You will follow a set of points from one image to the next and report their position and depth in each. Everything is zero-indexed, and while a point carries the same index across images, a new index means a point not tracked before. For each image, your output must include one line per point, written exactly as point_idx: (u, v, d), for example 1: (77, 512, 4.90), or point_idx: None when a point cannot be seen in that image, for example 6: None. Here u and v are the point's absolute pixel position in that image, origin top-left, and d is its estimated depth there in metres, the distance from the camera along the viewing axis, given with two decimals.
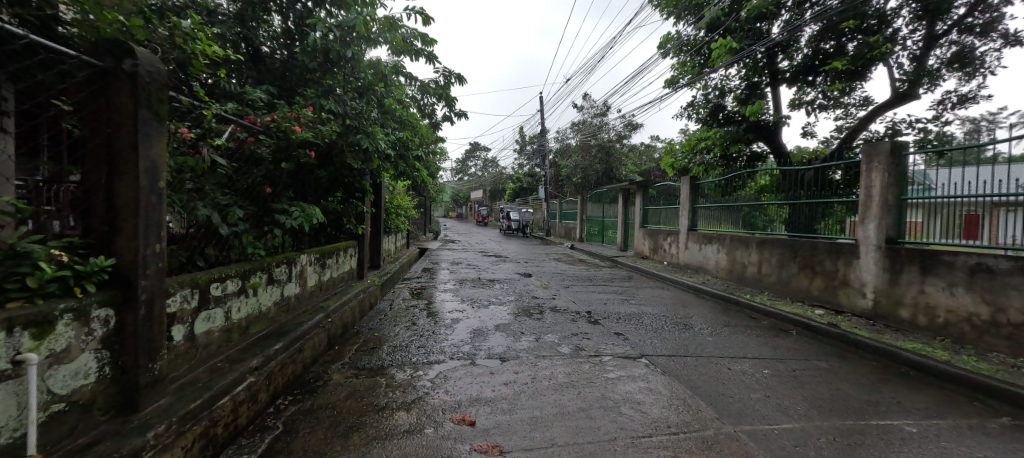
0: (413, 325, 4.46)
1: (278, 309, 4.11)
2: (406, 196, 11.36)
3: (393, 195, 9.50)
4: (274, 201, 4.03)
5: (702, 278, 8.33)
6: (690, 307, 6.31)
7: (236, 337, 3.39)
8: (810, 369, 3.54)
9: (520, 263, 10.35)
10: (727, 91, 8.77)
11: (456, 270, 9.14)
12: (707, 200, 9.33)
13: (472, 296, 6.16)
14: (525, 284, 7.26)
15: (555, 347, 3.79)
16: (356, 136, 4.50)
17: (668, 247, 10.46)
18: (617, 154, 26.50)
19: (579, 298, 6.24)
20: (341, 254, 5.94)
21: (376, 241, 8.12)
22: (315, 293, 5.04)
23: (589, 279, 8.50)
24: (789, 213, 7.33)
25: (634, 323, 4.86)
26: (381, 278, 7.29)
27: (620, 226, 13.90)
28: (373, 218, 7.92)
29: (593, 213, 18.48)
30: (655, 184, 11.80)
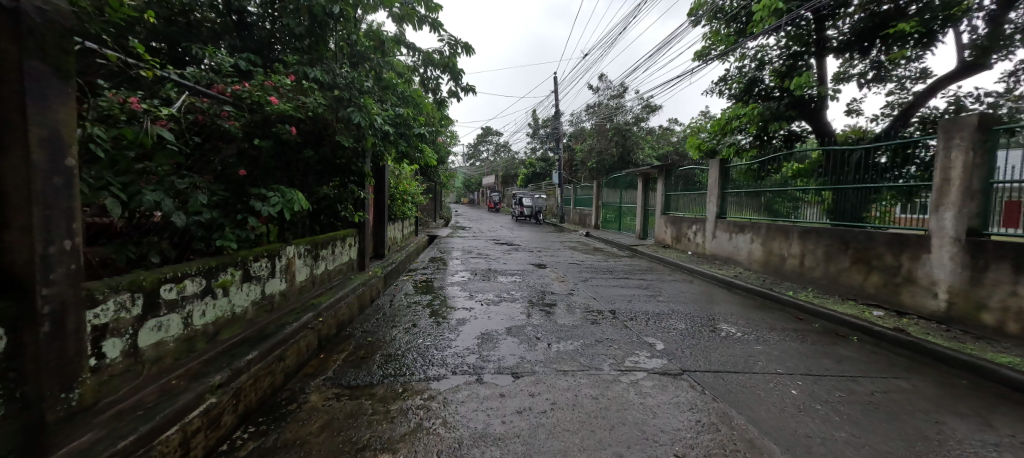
0: (414, 327, 3.91)
1: (260, 309, 3.60)
2: (414, 181, 10.80)
3: (398, 180, 8.94)
4: (251, 185, 3.47)
5: (733, 271, 7.64)
6: (724, 304, 5.64)
7: (201, 346, 2.87)
8: (892, 393, 2.89)
9: (533, 252, 9.74)
10: (766, 63, 7.95)
11: (466, 260, 8.57)
12: (738, 184, 8.55)
13: (483, 290, 5.61)
14: (540, 277, 6.67)
15: (577, 358, 3.19)
16: (347, 111, 3.89)
17: (692, 235, 9.74)
18: (634, 137, 25.52)
19: (600, 293, 5.61)
20: (337, 243, 5.41)
21: (379, 229, 7.59)
22: (307, 289, 4.52)
23: (609, 270, 7.85)
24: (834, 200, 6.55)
25: (665, 326, 4.23)
26: (384, 269, 6.76)
27: (639, 213, 13.16)
28: (375, 204, 7.37)
29: (609, 199, 17.72)
30: (678, 168, 11.02)
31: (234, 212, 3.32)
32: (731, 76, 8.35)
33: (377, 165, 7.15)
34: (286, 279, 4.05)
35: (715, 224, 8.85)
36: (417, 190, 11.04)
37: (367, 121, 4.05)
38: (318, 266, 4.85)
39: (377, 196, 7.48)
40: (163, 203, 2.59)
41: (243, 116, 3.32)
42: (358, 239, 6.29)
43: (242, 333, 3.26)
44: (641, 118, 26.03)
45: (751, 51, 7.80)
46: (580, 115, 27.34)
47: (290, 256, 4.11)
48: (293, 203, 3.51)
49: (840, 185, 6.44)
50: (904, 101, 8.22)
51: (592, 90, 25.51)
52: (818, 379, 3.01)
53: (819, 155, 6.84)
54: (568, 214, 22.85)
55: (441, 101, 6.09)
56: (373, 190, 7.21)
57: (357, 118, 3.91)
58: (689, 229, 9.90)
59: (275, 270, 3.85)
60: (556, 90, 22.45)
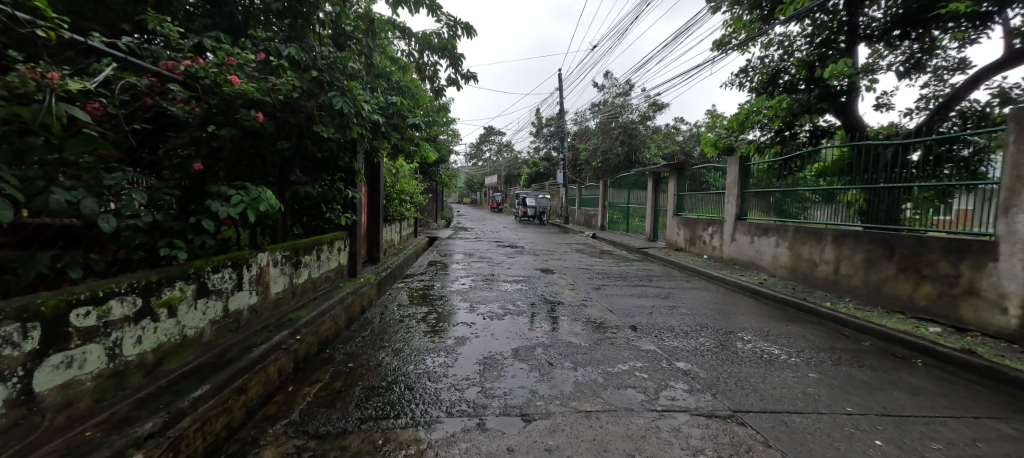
0: (404, 349, 3.34)
1: (222, 328, 3.05)
2: (413, 179, 10.25)
3: (395, 178, 8.38)
4: (210, 182, 2.92)
5: (757, 277, 7.04)
6: (755, 315, 5.04)
7: (136, 381, 2.32)
8: (996, 442, 2.32)
9: (539, 255, 9.14)
10: (792, 52, 7.36)
11: (467, 264, 7.99)
12: (760, 184, 7.95)
13: (485, 300, 5.02)
14: (547, 283, 6.08)
15: (600, 392, 2.62)
16: (328, 96, 3.35)
17: (708, 238, 9.13)
18: (640, 136, 24.90)
19: (615, 304, 5.02)
20: (323, 249, 4.84)
21: (373, 231, 7.02)
22: (285, 302, 3.96)
23: (622, 275, 7.24)
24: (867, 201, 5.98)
25: (696, 346, 3.64)
26: (378, 275, 6.18)
27: (649, 213, 12.57)
28: (369, 204, 6.82)
29: (616, 199, 17.12)
30: (693, 166, 10.40)
31: (187, 214, 2.76)
32: (752, 67, 7.78)
33: (370, 161, 6.57)
34: (258, 291, 3.49)
35: (734, 227, 8.24)
36: (417, 189, 10.44)
37: (350, 109, 3.49)
38: (300, 275, 4.28)
39: (370, 196, 6.91)
40: (81, 203, 2.04)
41: (199, 99, 2.77)
42: (348, 242, 5.73)
43: (195, 360, 2.70)
44: (647, 117, 25.40)
45: (777, 38, 7.22)
46: (585, 113, 26.73)
47: (262, 265, 3.55)
48: (259, 203, 2.95)
49: (875, 185, 5.83)
50: (941, 95, 7.59)
51: (597, 87, 24.93)
52: (901, 424, 2.43)
53: (849, 151, 6.23)
54: (573, 215, 22.22)
55: (440, 91, 5.52)
56: (365, 189, 6.64)
57: (339, 103, 3.35)
58: (704, 231, 9.29)
59: (243, 282, 3.29)
60: (560, 87, 21.86)
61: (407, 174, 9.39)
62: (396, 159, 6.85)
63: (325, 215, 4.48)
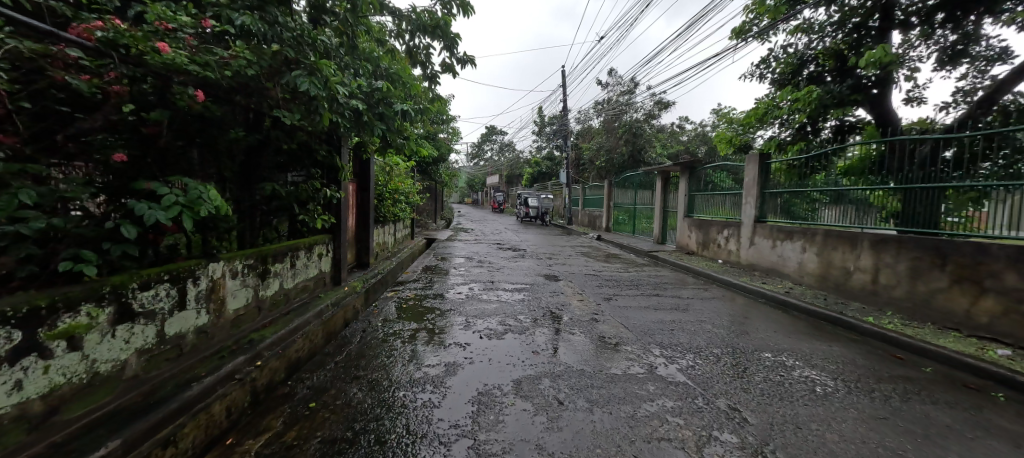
0: (383, 381, 2.76)
1: (156, 357, 2.48)
2: (408, 178, 9.65)
3: (388, 177, 7.79)
4: (139, 178, 2.35)
5: (782, 285, 6.43)
6: (789, 330, 4.43)
7: (13, 440, 1.78)
8: None
9: (543, 260, 8.54)
10: (819, 40, 6.74)
11: (466, 269, 7.42)
12: (782, 183, 7.32)
13: (482, 313, 4.43)
14: (551, 292, 5.49)
15: (626, 450, 2.03)
16: (294, 74, 2.78)
17: (723, 242, 8.51)
18: (645, 135, 24.28)
19: (629, 318, 4.42)
20: (299, 255, 4.26)
21: (363, 233, 6.43)
22: (248, 320, 3.39)
23: (633, 282, 6.64)
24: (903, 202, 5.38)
25: (733, 374, 3.03)
26: (365, 283, 5.60)
27: (658, 215, 11.95)
28: (356, 204, 6.23)
29: (622, 200, 16.48)
30: (706, 165, 9.79)
31: (105, 218, 2.20)
32: (774, 57, 7.19)
33: (356, 155, 5.98)
34: (210, 309, 2.92)
35: (752, 230, 7.63)
36: (413, 188, 9.86)
37: (318, 90, 2.90)
38: (268, 288, 3.70)
39: (358, 194, 6.34)
40: None
41: (123, 74, 2.23)
42: (332, 246, 5.15)
43: (111, 403, 2.14)
44: (652, 115, 24.78)
45: (803, 23, 6.64)
46: (588, 112, 26.10)
47: (216, 278, 2.98)
48: (199, 207, 2.34)
49: (916, 184, 5.21)
50: (981, 88, 6.96)
51: (602, 85, 24.29)
52: None
53: (881, 148, 5.65)
54: (576, 216, 21.61)
55: (433, 78, 4.92)
56: (352, 187, 6.06)
57: (303, 83, 2.76)
58: (719, 234, 8.68)
59: (189, 301, 2.72)
60: (563, 85, 21.27)
61: (401, 172, 8.81)
62: (387, 155, 6.26)
63: (297, 218, 3.88)
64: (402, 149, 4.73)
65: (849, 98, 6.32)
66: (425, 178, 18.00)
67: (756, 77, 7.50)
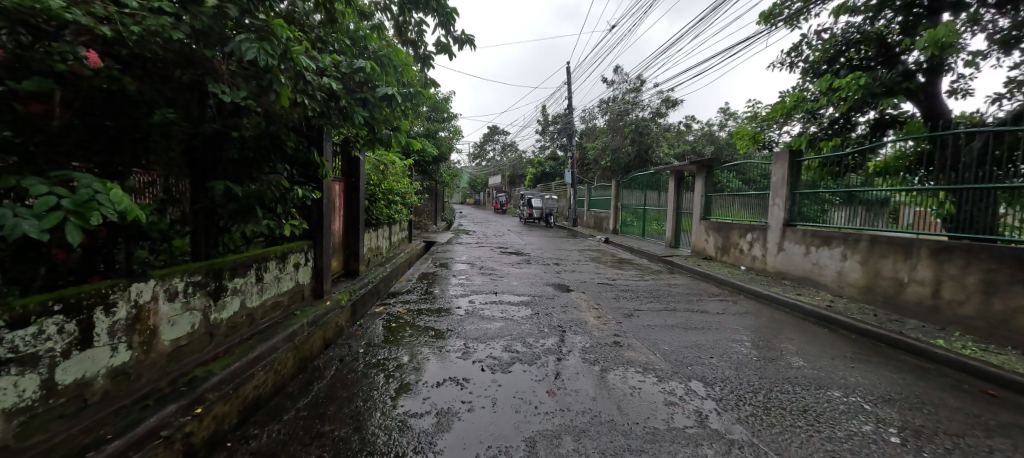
0: (354, 441, 2.10)
1: (39, 416, 1.85)
2: (405, 177, 8.99)
3: (381, 175, 7.13)
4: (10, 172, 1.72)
5: (820, 297, 5.75)
6: (846, 353, 3.76)
7: None
8: None
9: (549, 266, 7.85)
10: (859, 24, 6.04)
11: (466, 275, 6.74)
12: (814, 183, 6.62)
13: (484, 335, 3.75)
14: (563, 306, 4.80)
15: None
16: (237, 37, 2.14)
17: (746, 248, 7.82)
18: (652, 134, 23.59)
19: (657, 340, 3.74)
20: (268, 266, 3.61)
21: (352, 237, 5.77)
22: (194, 350, 2.75)
23: (652, 292, 5.95)
24: (959, 204, 4.70)
25: (807, 427, 2.36)
26: (352, 295, 4.95)
27: (670, 216, 11.24)
28: (344, 205, 5.57)
29: (630, 200, 15.78)
30: (724, 165, 9.11)
31: None
32: (808, 44, 6.53)
33: (342, 147, 5.33)
34: (134, 343, 2.28)
35: (781, 235, 6.95)
36: (411, 189, 9.22)
37: (271, 61, 2.23)
38: (226, 309, 3.05)
39: (346, 193, 5.68)
40: None
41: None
42: (313, 254, 4.48)
43: None
44: (659, 114, 24.08)
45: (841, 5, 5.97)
46: (593, 111, 25.43)
47: (144, 302, 2.34)
48: (90, 215, 1.71)
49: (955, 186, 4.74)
50: None
51: (608, 83, 23.60)
52: None
53: (925, 144, 5.11)
54: (582, 217, 20.95)
55: (427, 60, 4.26)
56: (339, 184, 5.41)
57: (249, 49, 2.08)
58: (740, 239, 8.00)
59: (100, 334, 2.09)
60: (567, 82, 20.62)
61: (396, 170, 8.18)
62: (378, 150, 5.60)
63: (261, 223, 3.23)
64: (391, 145, 4.07)
65: (900, 86, 5.53)
66: (424, 178, 17.37)
67: (785, 66, 6.82)
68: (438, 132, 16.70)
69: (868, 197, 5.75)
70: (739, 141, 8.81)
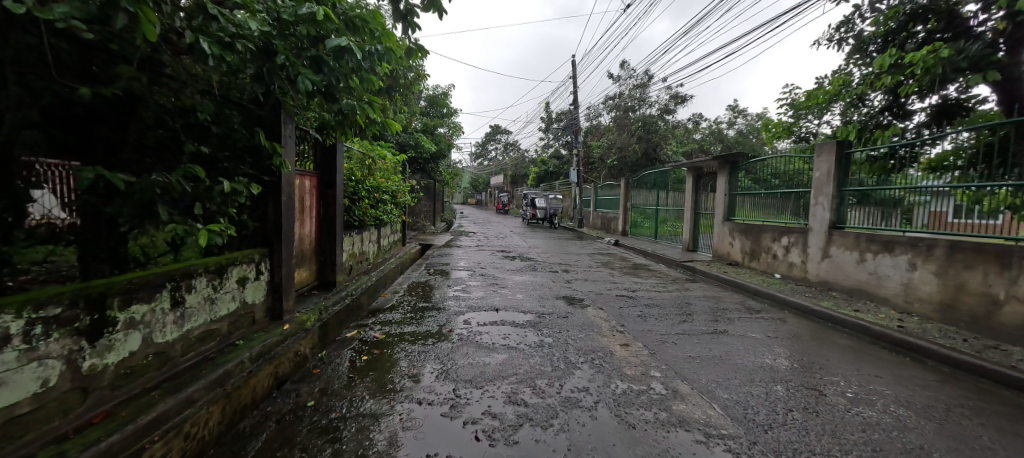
0: None
1: None
2: (396, 174, 8.09)
3: (365, 171, 6.23)
4: None
5: (885, 315, 4.82)
6: (957, 400, 2.84)
7: None
8: None
9: (557, 274, 6.88)
10: None
11: (462, 285, 5.79)
12: (868, 180, 5.67)
13: (480, 376, 2.82)
14: (579, 331, 3.86)
15: None
16: None
17: (781, 254, 6.89)
18: (660, 131, 22.70)
19: (710, 383, 2.81)
20: (195, 285, 2.72)
21: (326, 241, 4.87)
22: (46, 419, 1.86)
23: (682, 307, 5.03)
24: None
25: None
26: (320, 315, 4.03)
27: (686, 216, 10.30)
28: (314, 204, 4.66)
29: (640, 200, 14.84)
30: (751, 161, 8.16)
31: None
32: (860, 17, 5.58)
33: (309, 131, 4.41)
34: None
35: (826, 239, 6.02)
36: (403, 186, 8.31)
37: None
38: (113, 351, 2.17)
39: (319, 188, 4.77)
40: None
41: None
42: (268, 265, 3.58)
43: None
44: (667, 111, 23.13)
45: None
46: (598, 108, 24.56)
47: None
48: None
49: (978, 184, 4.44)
50: None
51: (613, 78, 22.69)
52: None
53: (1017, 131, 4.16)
54: (587, 218, 20.04)
55: (411, 17, 3.34)
56: (309, 177, 4.50)
57: None
58: (774, 243, 7.06)
59: None
60: (572, 77, 19.82)
61: (385, 165, 7.28)
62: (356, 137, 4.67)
63: (167, 226, 2.27)
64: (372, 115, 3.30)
65: (989, 60, 4.48)
66: (422, 176, 16.58)
67: (832, 44, 5.90)
68: (437, 128, 15.93)
69: (882, 196, 5.44)
70: (768, 133, 7.89)
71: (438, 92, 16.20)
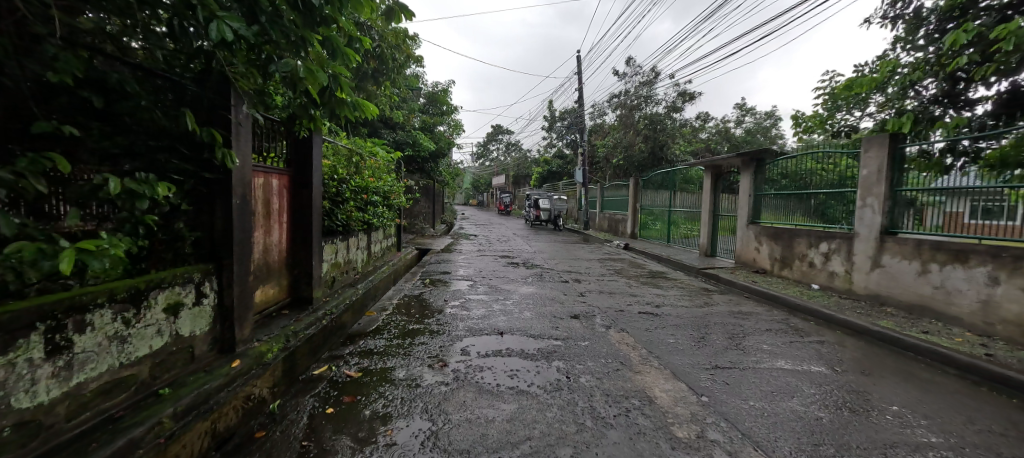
0: None
1: None
2: (389, 173, 7.35)
3: (351, 169, 5.49)
4: None
5: (961, 338, 4.06)
6: None
7: None
8: None
9: (569, 284, 6.10)
10: None
11: (461, 299, 5.03)
12: (931, 178, 4.90)
13: (482, 444, 2.07)
14: (604, 364, 3.10)
15: None
16: None
17: (819, 262, 6.13)
18: (668, 130, 21.90)
19: (796, 453, 2.06)
20: (91, 321, 1.99)
21: (302, 250, 4.14)
22: None
23: (720, 327, 4.25)
24: None
25: None
26: (286, 344, 3.29)
27: (704, 219, 9.52)
28: (285, 207, 3.92)
29: (650, 201, 14.05)
30: (780, 158, 7.40)
31: None
32: None
33: (275, 119, 3.68)
34: None
35: (878, 246, 5.26)
36: (397, 186, 7.57)
37: None
38: None
39: (291, 188, 4.05)
40: None
41: None
42: (215, 285, 2.85)
43: None
44: (675, 108, 22.35)
45: None
46: (602, 106, 23.83)
47: None
48: None
49: (997, 182, 4.33)
50: None
51: (619, 75, 21.93)
52: None
53: None
54: (593, 219, 19.28)
55: None
56: (277, 175, 3.78)
57: None
58: (811, 249, 6.31)
59: None
60: (576, 73, 19.11)
61: (375, 163, 6.54)
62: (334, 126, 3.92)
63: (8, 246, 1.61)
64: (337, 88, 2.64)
65: None
66: (421, 176, 15.91)
67: (886, 21, 5.15)
68: (436, 126, 15.27)
69: (897, 197, 5.19)
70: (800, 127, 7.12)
71: (438, 88, 15.54)
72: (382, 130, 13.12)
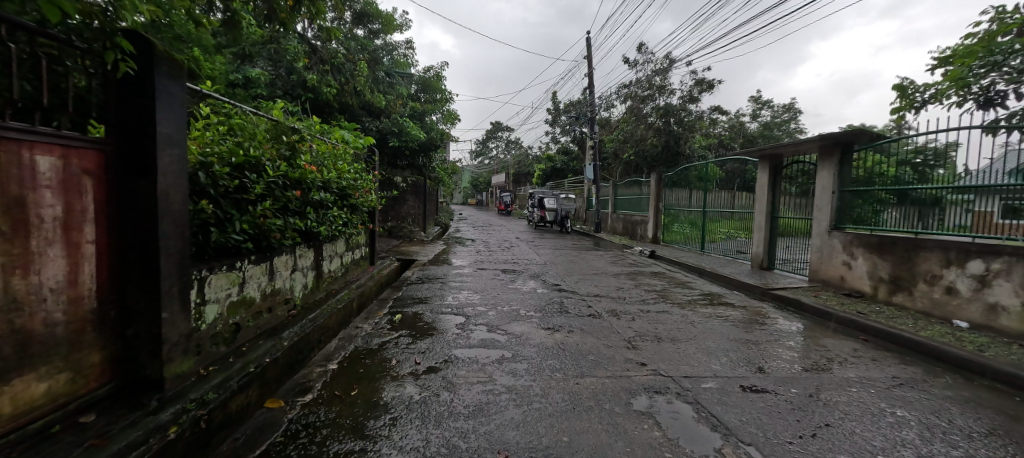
0: None
1: None
2: (353, 163, 5.40)
3: (273, 151, 3.56)
4: None
5: None
6: None
7: None
8: None
9: (605, 322, 4.14)
10: None
11: (442, 360, 3.06)
12: None
13: None
14: None
15: None
16: None
17: (968, 290, 4.21)
18: (684, 123, 19.84)
19: None
20: None
21: (141, 291, 2.23)
22: None
23: (910, 428, 2.33)
24: None
25: None
26: None
27: (758, 223, 7.57)
28: (81, 211, 1.99)
29: (675, 201, 12.07)
30: (879, 141, 5.48)
31: None
32: None
33: (31, 31, 1.75)
34: None
35: None
36: (367, 182, 5.66)
37: None
38: None
39: (109, 176, 2.13)
40: None
41: None
42: None
43: None
44: (691, 98, 20.30)
45: None
46: (611, 97, 21.84)
47: None
48: None
49: None
50: None
51: (630, 62, 19.95)
52: None
53: None
54: (605, 220, 17.30)
55: None
56: (52, 149, 1.86)
57: None
58: (949, 270, 4.39)
59: None
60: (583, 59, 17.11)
61: (327, 148, 4.62)
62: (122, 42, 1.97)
63: None
64: None
65: None
66: (411, 172, 14.07)
67: None
68: (427, 115, 13.37)
69: (919, 196, 4.90)
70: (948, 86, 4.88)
71: (430, 72, 13.57)
72: (362, 118, 11.20)
